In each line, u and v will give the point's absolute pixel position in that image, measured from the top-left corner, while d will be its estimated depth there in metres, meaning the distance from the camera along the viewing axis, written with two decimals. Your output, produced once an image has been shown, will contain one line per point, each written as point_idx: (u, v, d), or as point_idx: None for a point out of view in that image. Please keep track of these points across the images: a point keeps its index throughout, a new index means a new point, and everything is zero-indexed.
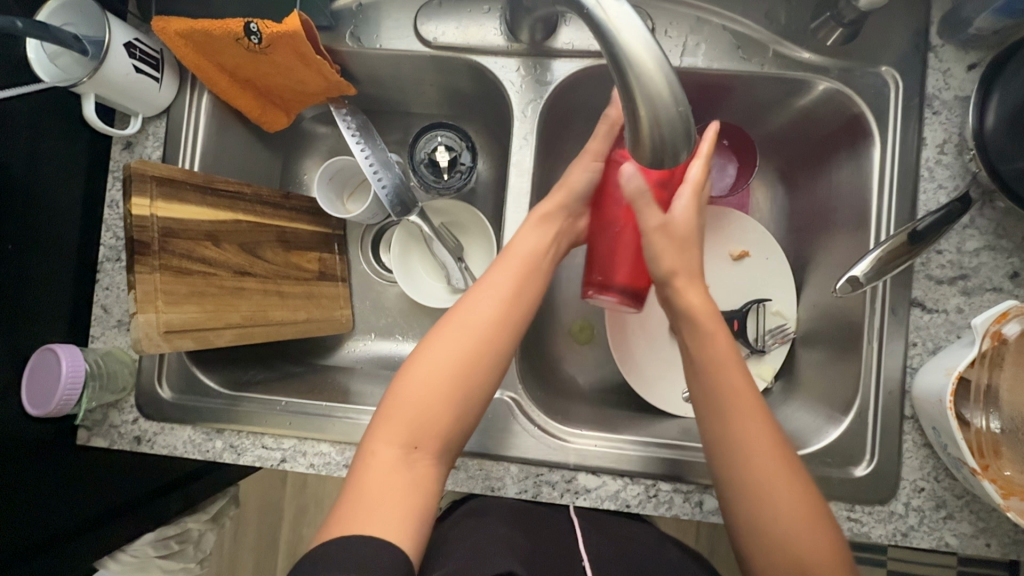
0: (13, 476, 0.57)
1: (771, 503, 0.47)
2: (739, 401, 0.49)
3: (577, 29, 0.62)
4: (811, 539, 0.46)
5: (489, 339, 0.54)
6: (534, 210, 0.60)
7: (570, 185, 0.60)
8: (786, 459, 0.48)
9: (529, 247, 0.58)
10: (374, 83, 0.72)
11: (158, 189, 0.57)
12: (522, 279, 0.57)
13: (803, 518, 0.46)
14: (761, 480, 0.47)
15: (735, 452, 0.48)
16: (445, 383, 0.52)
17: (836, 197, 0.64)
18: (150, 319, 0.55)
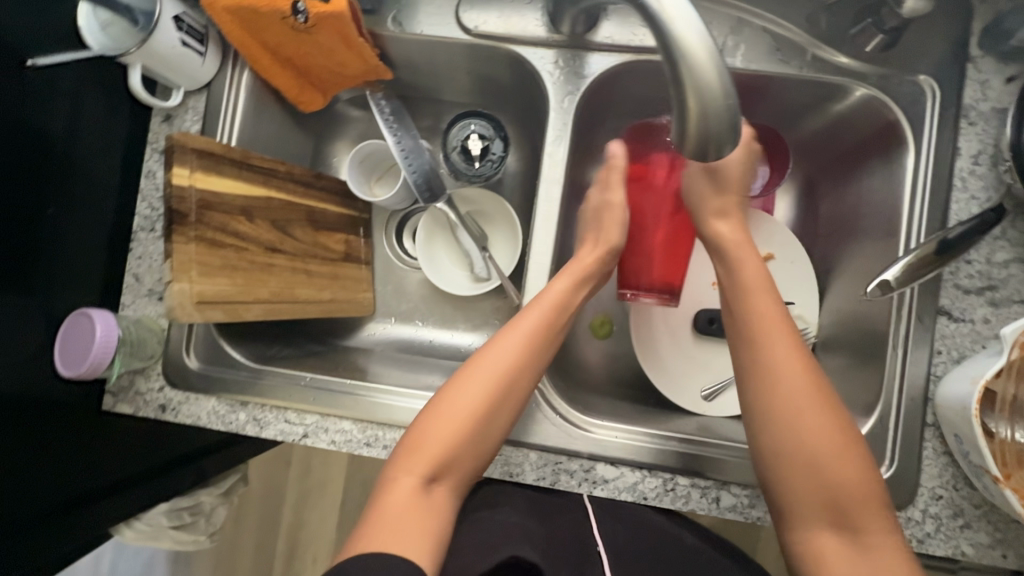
0: (39, 436, 0.58)
1: (801, 431, 0.47)
2: (771, 328, 0.50)
3: (617, 23, 0.63)
4: (841, 469, 0.46)
5: (518, 380, 0.53)
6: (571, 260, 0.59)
7: (606, 244, 0.61)
8: (819, 390, 0.48)
9: (566, 288, 0.58)
10: (409, 68, 0.73)
11: (197, 160, 0.58)
12: (552, 323, 0.56)
13: (835, 451, 0.47)
14: (791, 406, 0.48)
15: (763, 372, 0.49)
16: (471, 420, 0.51)
17: (866, 203, 0.64)
18: (184, 288, 0.56)
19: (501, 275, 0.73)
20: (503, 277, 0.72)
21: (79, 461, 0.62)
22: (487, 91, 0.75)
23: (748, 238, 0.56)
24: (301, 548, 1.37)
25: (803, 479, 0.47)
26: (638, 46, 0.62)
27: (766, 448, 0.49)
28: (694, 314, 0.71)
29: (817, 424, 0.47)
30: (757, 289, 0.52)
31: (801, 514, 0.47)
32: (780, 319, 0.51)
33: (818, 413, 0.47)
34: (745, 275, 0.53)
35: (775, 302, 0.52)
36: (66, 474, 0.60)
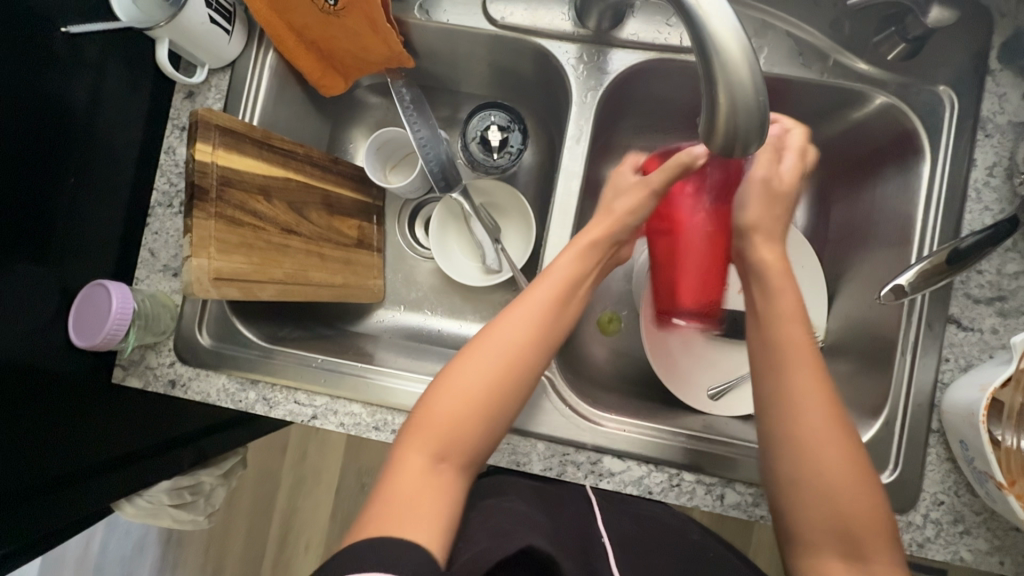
0: (49, 405, 0.59)
1: (820, 459, 0.47)
2: (797, 361, 0.50)
3: (643, 21, 0.63)
4: (855, 500, 0.47)
5: (523, 357, 0.53)
6: (573, 240, 0.60)
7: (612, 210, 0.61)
8: (840, 420, 0.48)
9: (568, 270, 0.58)
10: (432, 58, 0.73)
11: (220, 138, 0.58)
12: (556, 303, 0.56)
13: (850, 481, 0.47)
14: (814, 437, 0.48)
15: (789, 406, 0.49)
16: (477, 397, 0.52)
17: (879, 210, 0.65)
18: (202, 264, 0.55)
19: (513, 267, 0.73)
20: (516, 269, 0.73)
21: (80, 435, 0.61)
22: (507, 84, 0.75)
23: (787, 267, 0.56)
24: (293, 534, 1.37)
25: (817, 507, 0.47)
26: (662, 44, 0.63)
27: (785, 480, 0.49)
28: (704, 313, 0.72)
29: (834, 453, 0.47)
30: (792, 319, 0.52)
31: (812, 538, 0.48)
32: (807, 349, 0.51)
33: (837, 446, 0.48)
34: (778, 306, 0.53)
35: (805, 333, 0.52)
36: (67, 447, 0.60)
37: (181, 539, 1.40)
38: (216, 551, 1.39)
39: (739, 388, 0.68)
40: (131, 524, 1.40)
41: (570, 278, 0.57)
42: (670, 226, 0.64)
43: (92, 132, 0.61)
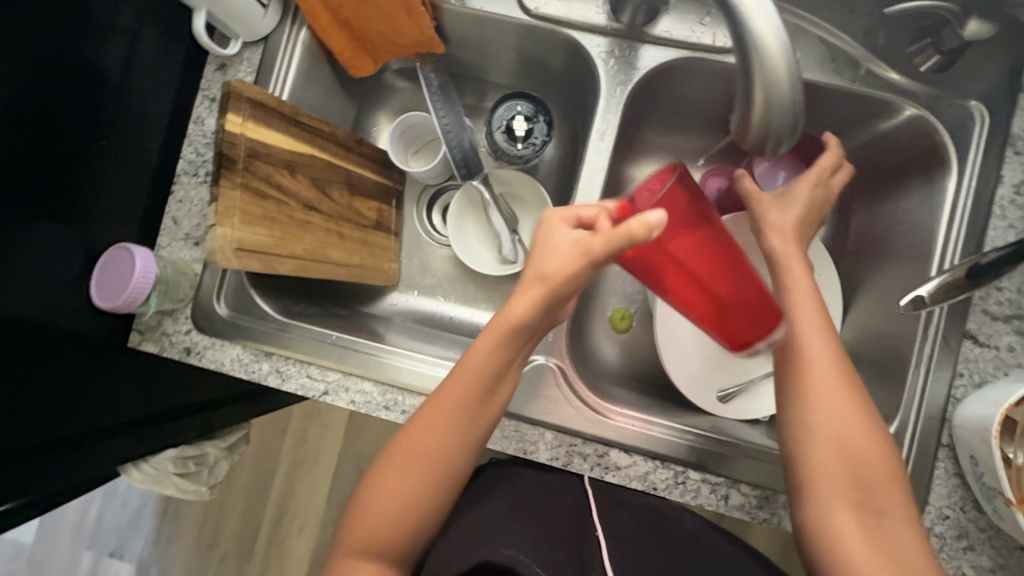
0: (69, 364, 0.60)
1: (832, 414, 0.50)
2: (809, 318, 0.53)
3: (677, 19, 0.63)
4: (866, 453, 0.49)
5: (445, 458, 0.52)
6: (497, 317, 0.52)
7: (538, 271, 0.51)
8: (848, 381, 0.51)
9: (487, 357, 0.53)
10: (462, 44, 0.73)
11: (250, 110, 0.59)
12: (474, 396, 0.53)
13: (860, 437, 0.49)
14: (826, 393, 0.50)
15: (801, 359, 0.52)
16: (401, 505, 0.52)
17: (901, 223, 0.65)
18: (226, 234, 0.56)
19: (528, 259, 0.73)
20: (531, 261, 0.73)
21: (78, 401, 0.61)
22: (535, 75, 0.75)
23: (800, 252, 0.57)
24: (289, 515, 1.37)
25: (834, 461, 0.49)
26: (695, 43, 0.63)
27: (795, 432, 0.51)
28: None
29: (843, 411, 0.50)
30: (798, 285, 0.55)
31: (826, 495, 0.49)
32: (817, 314, 0.53)
33: (848, 406, 0.50)
34: (792, 268, 0.56)
35: (815, 296, 0.54)
36: (61, 412, 0.59)
37: (177, 513, 1.41)
38: (211, 527, 1.40)
39: (750, 391, 0.67)
40: (129, 495, 1.41)
41: (488, 369, 0.53)
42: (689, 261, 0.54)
43: (123, 97, 0.62)
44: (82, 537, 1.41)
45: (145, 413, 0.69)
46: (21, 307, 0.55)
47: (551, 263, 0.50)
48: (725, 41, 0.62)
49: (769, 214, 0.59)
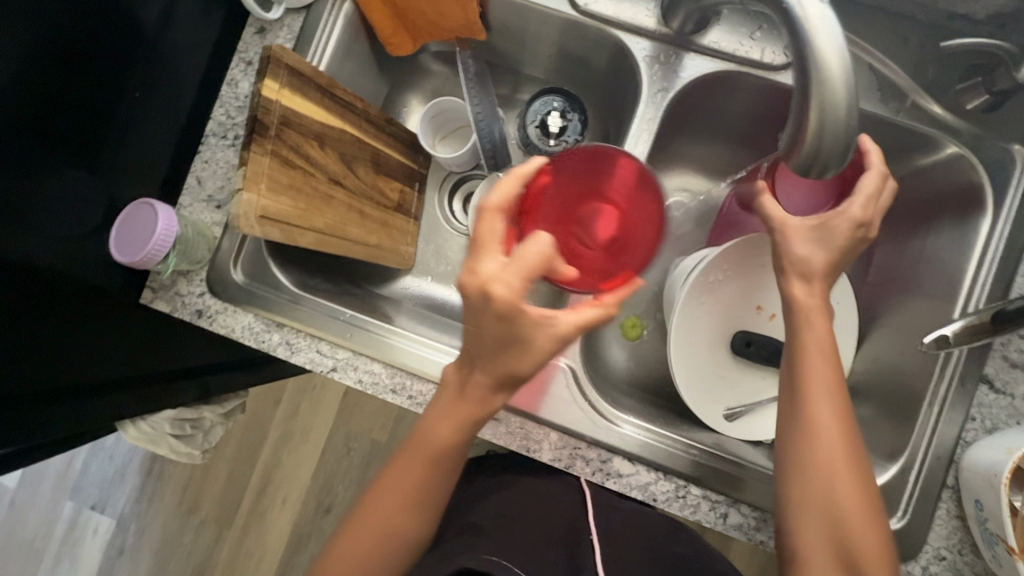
0: (81, 312, 0.60)
1: (829, 480, 0.51)
2: (816, 385, 0.53)
3: (727, 31, 0.62)
4: (852, 505, 0.51)
5: (406, 521, 0.53)
6: (456, 404, 0.48)
7: (508, 372, 0.45)
8: (849, 447, 0.52)
9: (437, 441, 0.50)
10: (504, 34, 0.72)
11: (287, 77, 0.58)
12: (433, 469, 0.51)
13: (847, 485, 0.51)
14: (826, 462, 0.51)
15: (800, 419, 0.53)
16: (376, 552, 0.53)
17: (928, 260, 0.64)
18: (252, 200, 0.55)
19: None
20: None
21: (86, 356, 0.60)
22: (572, 72, 0.74)
23: (823, 301, 0.54)
24: (273, 486, 1.37)
25: (820, 505, 0.51)
26: (742, 56, 0.62)
27: (786, 473, 0.53)
28: (731, 335, 0.70)
29: (838, 463, 0.51)
30: (813, 348, 0.53)
31: (808, 538, 0.51)
32: (828, 378, 0.53)
33: (841, 460, 0.51)
34: (807, 335, 0.54)
35: (827, 357, 0.53)
36: (61, 363, 0.58)
37: (162, 474, 1.41)
38: (195, 491, 1.40)
39: (758, 413, 0.67)
40: (116, 450, 1.41)
41: (439, 455, 0.50)
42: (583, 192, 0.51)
43: (156, 51, 0.62)
44: (65, 487, 1.42)
45: (145, 372, 0.68)
46: (37, 249, 0.55)
47: (518, 361, 0.44)
48: (773, 58, 0.61)
49: (796, 247, 0.54)
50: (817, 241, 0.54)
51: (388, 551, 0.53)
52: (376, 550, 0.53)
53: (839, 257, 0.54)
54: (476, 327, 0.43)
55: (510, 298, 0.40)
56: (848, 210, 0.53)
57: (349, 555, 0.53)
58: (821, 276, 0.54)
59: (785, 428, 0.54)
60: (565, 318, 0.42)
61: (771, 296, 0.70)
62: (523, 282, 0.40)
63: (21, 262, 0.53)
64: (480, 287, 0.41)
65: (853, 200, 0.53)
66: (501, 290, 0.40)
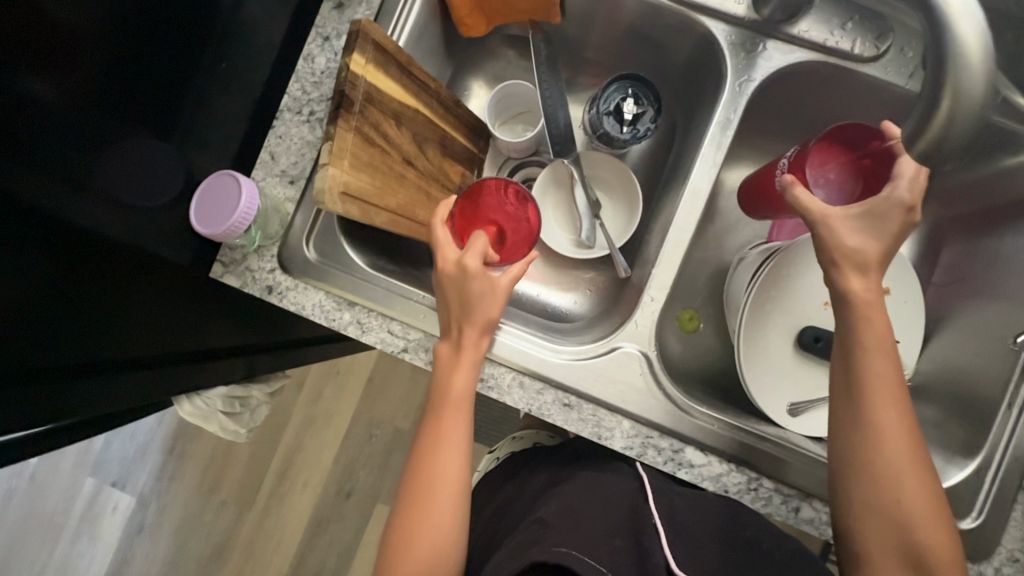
0: (147, 285, 0.61)
1: (896, 484, 0.48)
2: (879, 373, 0.50)
3: (817, 20, 0.61)
4: (915, 496, 0.48)
5: (450, 476, 0.54)
6: (455, 351, 0.56)
7: (486, 322, 0.56)
8: (915, 449, 0.49)
9: (460, 387, 0.56)
10: (579, 19, 0.72)
11: (373, 53, 0.57)
12: (456, 415, 0.55)
13: (913, 473, 0.48)
14: (892, 467, 0.48)
15: (863, 407, 0.50)
16: (440, 512, 0.53)
17: (1007, 260, 0.64)
18: (335, 174, 0.55)
19: (613, 246, 0.72)
20: (614, 248, 0.71)
21: (153, 323, 0.62)
22: (644, 59, 0.73)
23: (879, 296, 0.51)
24: (293, 470, 1.37)
25: (885, 497, 0.48)
26: (832, 47, 0.61)
27: (845, 462, 0.51)
28: (799, 329, 0.68)
29: (903, 452, 0.49)
30: (879, 346, 0.50)
31: (869, 529, 0.49)
32: (892, 377, 0.50)
33: (907, 449, 0.49)
34: (871, 322, 0.50)
35: (888, 344, 0.50)
36: (84, 331, 0.54)
37: (184, 453, 1.41)
38: (215, 471, 1.40)
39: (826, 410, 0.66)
40: (138, 429, 1.41)
41: (461, 398, 0.56)
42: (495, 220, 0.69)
43: (233, 23, 0.63)
44: (86, 464, 1.42)
45: (172, 350, 0.63)
46: (90, 216, 0.54)
47: (487, 311, 0.56)
48: (862, 49, 0.61)
49: (843, 237, 0.50)
50: (869, 230, 0.50)
51: (453, 522, 0.53)
52: (447, 519, 0.53)
53: (897, 245, 0.50)
54: (459, 296, 0.56)
55: (477, 269, 0.55)
56: (894, 194, 0.49)
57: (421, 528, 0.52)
58: (877, 267, 0.50)
59: (846, 431, 0.51)
60: (504, 277, 0.58)
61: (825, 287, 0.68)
62: (482, 260, 0.56)
63: (71, 225, 0.52)
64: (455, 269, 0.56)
65: (895, 182, 0.49)
66: (471, 261, 0.55)
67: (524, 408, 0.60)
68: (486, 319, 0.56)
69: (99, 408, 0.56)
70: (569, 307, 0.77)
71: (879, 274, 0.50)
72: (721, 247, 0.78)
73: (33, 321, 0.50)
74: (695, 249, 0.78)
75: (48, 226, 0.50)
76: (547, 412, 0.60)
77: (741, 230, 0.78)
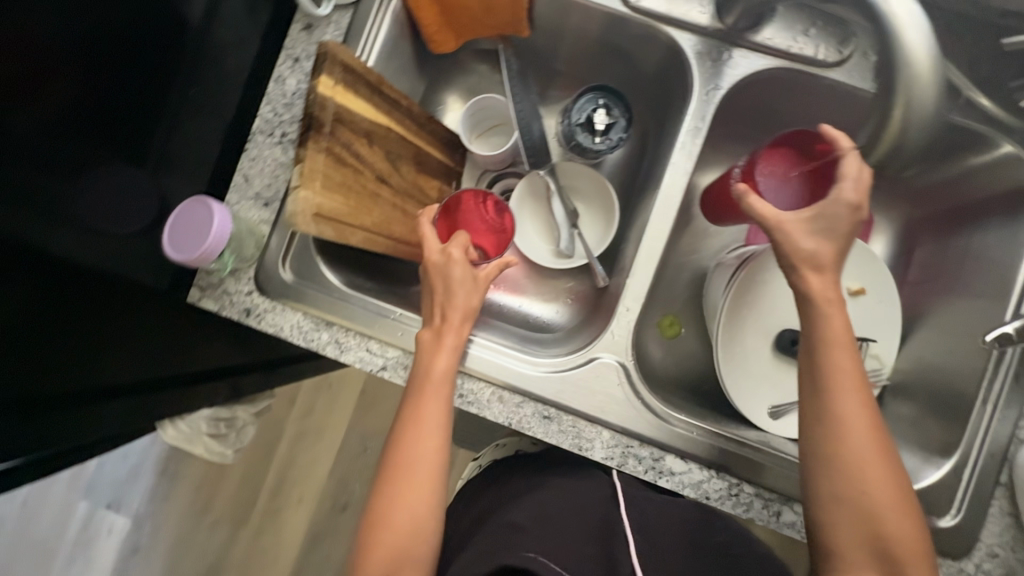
0: (122, 311, 0.61)
1: (862, 479, 0.49)
2: (841, 367, 0.51)
3: (780, 28, 0.62)
4: (877, 486, 0.49)
5: (423, 464, 0.54)
6: (435, 339, 0.57)
7: (467, 308, 0.58)
8: (881, 443, 0.50)
9: (438, 371, 0.56)
10: (550, 32, 0.72)
11: (341, 74, 0.58)
12: (433, 401, 0.55)
13: (878, 464, 0.49)
14: (857, 461, 0.49)
15: (827, 400, 0.50)
16: (416, 504, 0.52)
17: (976, 257, 0.65)
18: (308, 197, 0.55)
19: (591, 255, 0.72)
20: (592, 257, 0.72)
21: (127, 350, 0.62)
22: (615, 69, 0.74)
23: (839, 293, 0.52)
24: (288, 484, 1.37)
25: (850, 491, 0.49)
26: (796, 53, 0.62)
27: (813, 456, 0.51)
28: (777, 332, 0.69)
29: (869, 445, 0.49)
30: (839, 341, 0.51)
31: (837, 520, 0.49)
32: (854, 369, 0.51)
33: (871, 438, 0.49)
34: (830, 316, 0.51)
35: (848, 336, 0.51)
36: (60, 362, 0.55)
37: (176, 471, 1.40)
38: (208, 489, 1.39)
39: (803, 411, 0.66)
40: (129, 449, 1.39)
41: (442, 382, 0.56)
42: (481, 236, 0.70)
43: (202, 47, 0.63)
44: (76, 488, 1.36)
45: (145, 378, 0.65)
46: (66, 242, 0.54)
47: (468, 297, 0.59)
48: (826, 55, 0.61)
49: (801, 240, 0.52)
50: (825, 232, 0.51)
51: (430, 522, 0.52)
52: (424, 529, 0.52)
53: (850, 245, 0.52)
54: (444, 282, 0.59)
55: (461, 257, 0.59)
56: (841, 196, 0.51)
57: (389, 520, 0.52)
58: (833, 266, 0.52)
59: (814, 425, 0.51)
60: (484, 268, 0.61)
61: None
62: (464, 251, 0.60)
63: (46, 253, 0.52)
64: (440, 258, 0.59)
65: (841, 186, 0.51)
66: (455, 248, 0.60)
67: (504, 422, 0.60)
68: (467, 305, 0.58)
69: (57, 434, 0.57)
70: (551, 317, 0.78)
71: (837, 273, 0.52)
72: (699, 252, 0.79)
73: (8, 345, 0.50)
74: (673, 253, 0.78)
75: (22, 256, 0.50)
76: (526, 425, 0.60)
77: (718, 234, 0.79)
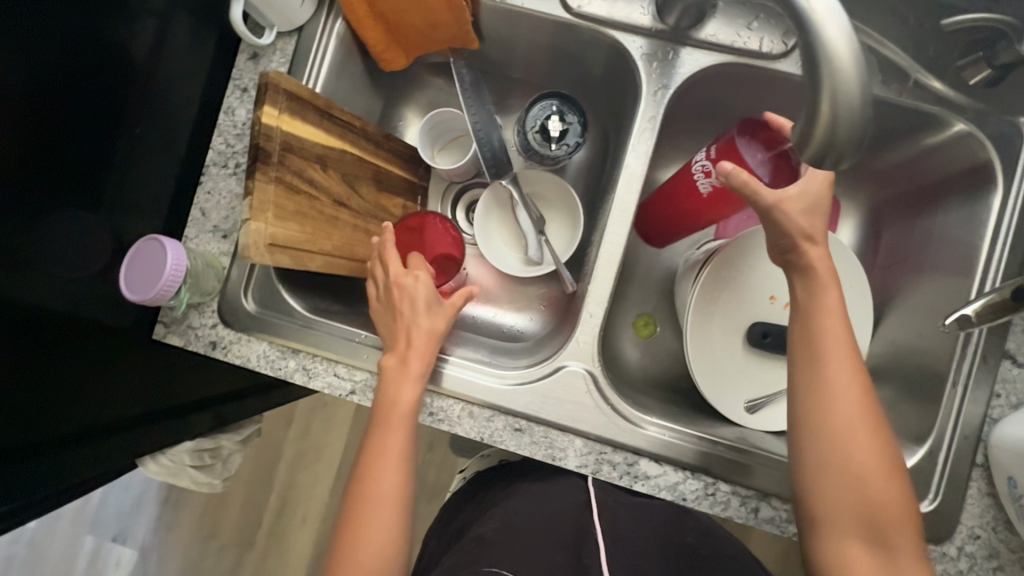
0: (92, 354, 0.61)
1: (846, 445, 0.49)
2: (834, 343, 0.51)
3: (723, 23, 0.62)
4: (866, 456, 0.49)
5: (387, 485, 0.54)
6: (403, 363, 0.57)
7: (431, 331, 0.59)
8: (873, 417, 0.50)
9: (407, 399, 0.55)
10: (499, 42, 0.72)
11: (286, 102, 0.57)
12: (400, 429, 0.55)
13: (867, 436, 0.49)
14: (842, 427, 0.49)
15: (822, 373, 0.51)
16: (382, 528, 0.53)
17: (938, 238, 0.65)
18: (260, 229, 0.55)
19: (558, 261, 0.72)
20: (559, 264, 0.71)
21: (100, 393, 0.62)
22: (568, 74, 0.74)
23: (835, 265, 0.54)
24: (291, 506, 1.37)
25: (838, 464, 0.49)
26: (741, 47, 0.61)
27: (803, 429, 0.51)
28: (747, 326, 0.68)
29: (859, 418, 0.49)
30: (834, 311, 0.52)
31: (827, 493, 0.49)
32: (847, 342, 0.51)
33: (864, 413, 0.50)
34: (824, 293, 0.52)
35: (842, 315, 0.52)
36: (30, 414, 0.55)
37: (179, 501, 1.40)
38: (211, 517, 1.39)
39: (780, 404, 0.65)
40: (130, 482, 1.39)
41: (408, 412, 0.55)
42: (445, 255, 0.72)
43: (150, 85, 0.64)
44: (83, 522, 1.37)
45: (119, 419, 0.65)
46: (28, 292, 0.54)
47: (432, 321, 0.59)
48: (772, 47, 0.61)
49: None
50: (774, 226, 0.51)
51: (394, 547, 0.53)
52: (388, 550, 0.53)
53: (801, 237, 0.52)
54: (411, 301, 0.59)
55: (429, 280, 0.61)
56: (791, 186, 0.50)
57: (359, 539, 0.52)
58: None
59: (807, 397, 0.51)
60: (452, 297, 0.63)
61: (778, 282, 0.68)
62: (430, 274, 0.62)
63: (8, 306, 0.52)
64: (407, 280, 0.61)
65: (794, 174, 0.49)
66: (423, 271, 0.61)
67: (476, 437, 0.60)
68: (431, 329, 0.59)
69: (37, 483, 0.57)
70: (523, 326, 0.78)
71: None
72: (670, 249, 0.79)
73: None
74: (643, 253, 0.78)
75: None
76: (498, 438, 0.60)
77: None
